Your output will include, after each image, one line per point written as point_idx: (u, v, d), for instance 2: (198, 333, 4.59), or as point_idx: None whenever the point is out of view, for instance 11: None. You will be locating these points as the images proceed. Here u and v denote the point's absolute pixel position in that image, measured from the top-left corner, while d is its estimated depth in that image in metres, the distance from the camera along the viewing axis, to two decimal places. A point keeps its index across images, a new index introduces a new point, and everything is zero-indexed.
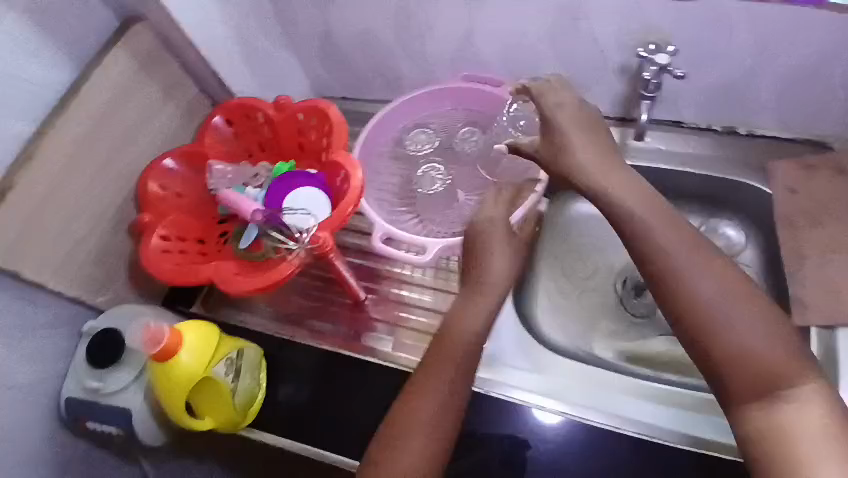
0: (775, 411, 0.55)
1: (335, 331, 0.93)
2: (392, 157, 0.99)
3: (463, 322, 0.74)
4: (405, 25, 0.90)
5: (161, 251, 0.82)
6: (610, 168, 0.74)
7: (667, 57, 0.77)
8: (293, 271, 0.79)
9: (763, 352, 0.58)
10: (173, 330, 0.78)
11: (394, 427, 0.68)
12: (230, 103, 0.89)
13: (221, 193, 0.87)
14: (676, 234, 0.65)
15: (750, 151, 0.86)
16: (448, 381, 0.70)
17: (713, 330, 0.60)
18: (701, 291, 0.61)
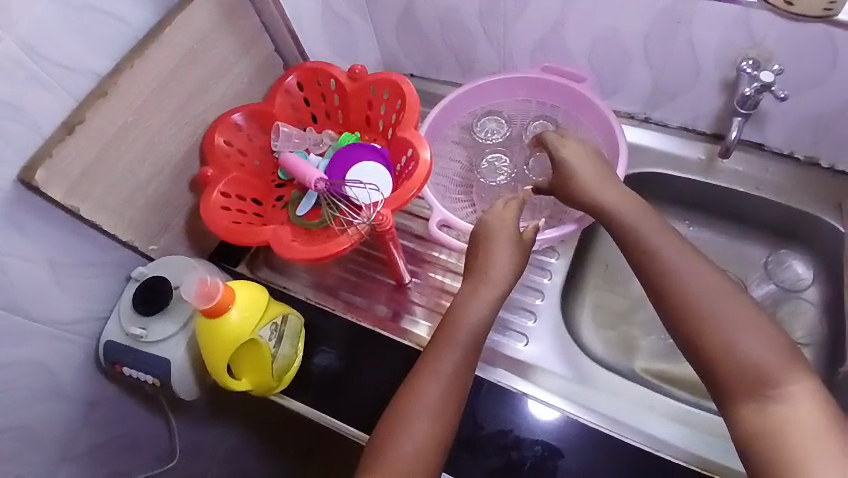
0: (769, 409, 0.58)
1: (369, 307, 0.91)
2: (457, 142, 0.99)
3: (472, 309, 0.74)
4: (493, 11, 0.89)
5: (220, 207, 0.79)
6: (613, 186, 0.78)
7: (771, 76, 0.76)
8: (349, 247, 0.73)
9: (757, 356, 0.60)
10: (226, 288, 0.75)
11: (396, 412, 0.68)
12: (304, 66, 0.85)
13: (284, 157, 0.84)
14: (671, 243, 0.69)
15: (825, 185, 0.89)
16: (456, 367, 0.70)
17: (705, 334, 0.63)
18: (697, 297, 0.64)
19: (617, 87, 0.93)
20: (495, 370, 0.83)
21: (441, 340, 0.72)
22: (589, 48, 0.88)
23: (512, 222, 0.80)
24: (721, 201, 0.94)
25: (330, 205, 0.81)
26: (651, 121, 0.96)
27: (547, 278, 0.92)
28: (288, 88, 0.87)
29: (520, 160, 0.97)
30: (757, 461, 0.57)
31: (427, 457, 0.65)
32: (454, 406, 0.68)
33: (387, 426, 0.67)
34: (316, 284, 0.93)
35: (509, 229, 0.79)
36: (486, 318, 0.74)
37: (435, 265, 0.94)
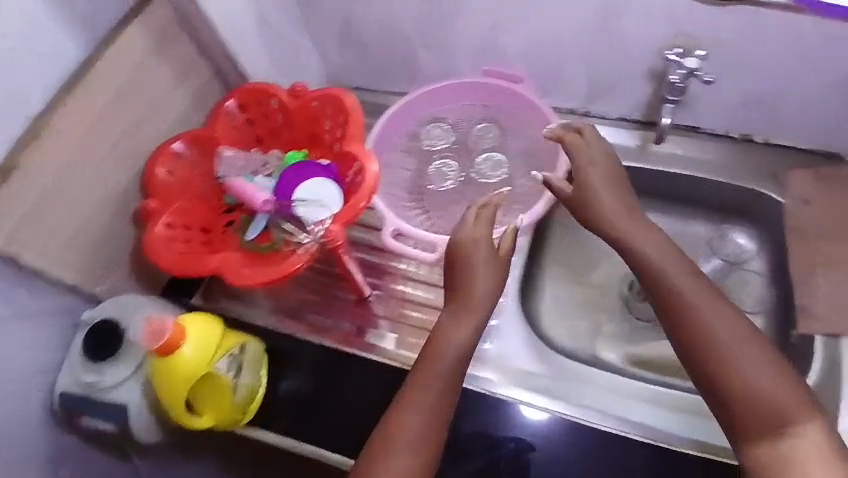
0: (781, 444, 0.58)
1: (335, 325, 0.90)
2: (405, 151, 0.98)
3: (459, 329, 0.71)
4: (430, 18, 0.89)
5: (165, 238, 0.77)
6: (617, 203, 0.75)
7: (696, 61, 0.80)
8: (306, 263, 0.73)
9: (773, 392, 0.59)
10: (175, 322, 0.74)
11: (377, 448, 0.65)
12: (245, 87, 0.84)
13: (231, 181, 0.82)
14: (681, 271, 0.67)
15: (762, 160, 0.92)
16: (438, 398, 0.67)
17: (720, 365, 0.61)
18: (713, 329, 0.63)
19: (558, 84, 0.94)
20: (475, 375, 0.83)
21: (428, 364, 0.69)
22: (528, 48, 0.89)
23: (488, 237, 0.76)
24: (667, 187, 0.96)
25: (277, 226, 0.79)
26: (592, 114, 0.97)
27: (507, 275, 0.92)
28: (229, 110, 0.85)
29: (468, 163, 0.98)
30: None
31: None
32: (439, 429, 0.66)
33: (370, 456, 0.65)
34: (275, 307, 0.91)
35: (483, 247, 0.74)
36: (473, 338, 0.71)
37: (397, 276, 0.93)
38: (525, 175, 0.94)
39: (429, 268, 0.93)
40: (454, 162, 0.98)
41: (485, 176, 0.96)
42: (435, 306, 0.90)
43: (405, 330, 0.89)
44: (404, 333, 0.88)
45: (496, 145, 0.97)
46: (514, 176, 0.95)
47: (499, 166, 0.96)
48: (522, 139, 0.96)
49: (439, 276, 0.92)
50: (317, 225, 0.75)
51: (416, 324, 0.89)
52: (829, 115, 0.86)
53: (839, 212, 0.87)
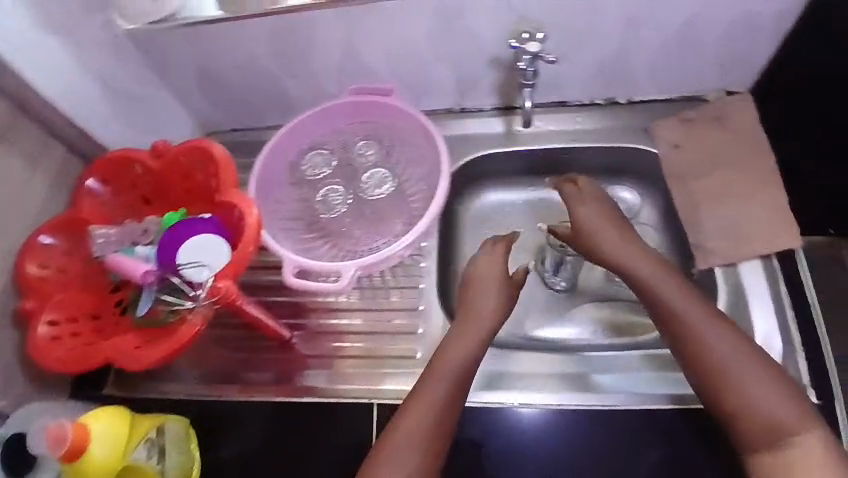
0: (785, 452, 0.70)
1: (271, 380, 0.87)
2: (291, 184, 0.95)
3: (454, 352, 0.79)
4: (283, 51, 0.87)
5: (50, 338, 0.75)
6: (627, 245, 0.83)
7: (537, 45, 0.81)
8: (198, 329, 0.71)
9: (776, 409, 0.71)
10: (75, 424, 0.69)
11: (392, 437, 0.74)
12: (101, 160, 0.81)
13: (108, 259, 0.77)
14: (685, 302, 0.77)
15: (632, 117, 0.97)
16: (444, 397, 0.75)
17: (729, 389, 0.73)
18: (719, 358, 0.74)
19: (427, 88, 0.95)
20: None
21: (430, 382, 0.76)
22: (386, 59, 0.89)
23: (495, 267, 0.86)
24: (554, 162, 1.00)
25: (162, 301, 0.76)
26: (468, 109, 0.99)
27: (423, 283, 0.92)
28: (93, 190, 0.82)
29: (354, 185, 0.96)
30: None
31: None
32: (435, 438, 0.74)
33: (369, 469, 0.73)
34: (205, 374, 0.89)
35: (499, 269, 0.86)
36: (468, 358, 0.78)
37: (316, 309, 0.92)
38: (415, 182, 0.94)
39: (349, 295, 0.93)
40: (341, 186, 0.97)
41: (374, 193, 0.95)
42: (362, 331, 0.90)
43: (344, 362, 0.88)
44: (343, 365, 0.88)
45: (379, 161, 0.97)
46: (403, 183, 0.95)
47: (385, 180, 0.96)
48: (407, 146, 0.95)
49: (359, 299, 0.92)
50: (201, 288, 0.72)
51: (348, 353, 0.88)
52: (682, 64, 0.90)
53: (708, 150, 0.93)
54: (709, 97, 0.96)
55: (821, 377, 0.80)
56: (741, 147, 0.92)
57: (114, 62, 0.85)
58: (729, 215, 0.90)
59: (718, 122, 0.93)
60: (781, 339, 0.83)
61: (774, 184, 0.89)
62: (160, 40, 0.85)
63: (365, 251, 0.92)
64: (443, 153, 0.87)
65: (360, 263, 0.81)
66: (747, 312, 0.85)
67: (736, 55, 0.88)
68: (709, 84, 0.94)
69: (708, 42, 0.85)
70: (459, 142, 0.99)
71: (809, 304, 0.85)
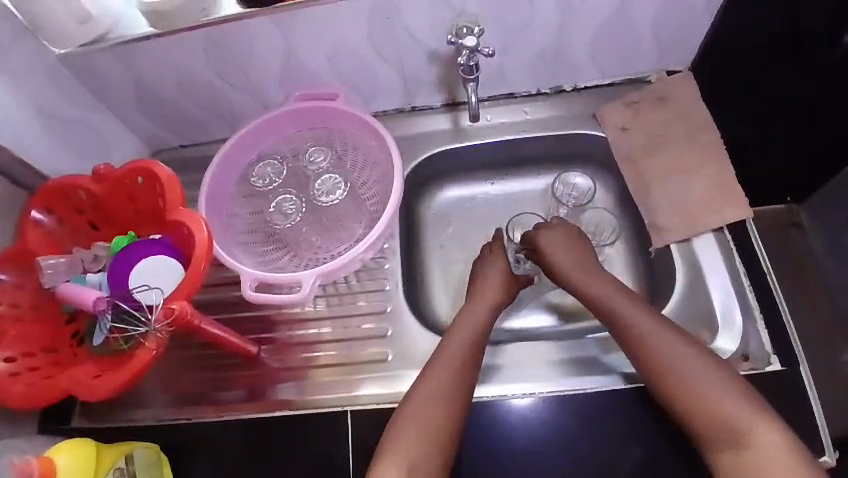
0: (745, 452, 0.70)
1: (243, 397, 0.87)
2: (244, 197, 0.95)
3: (469, 319, 0.85)
4: (222, 63, 0.87)
5: (9, 374, 0.72)
6: (586, 267, 0.89)
7: (475, 39, 0.81)
8: (154, 353, 0.70)
9: (732, 410, 0.72)
10: (40, 459, 0.66)
11: (416, 392, 0.78)
12: (44, 188, 0.79)
13: (60, 289, 0.77)
14: (637, 314, 0.80)
15: (579, 104, 0.98)
16: (463, 354, 0.81)
17: (683, 394, 0.74)
18: (671, 363, 0.76)
19: (374, 89, 0.95)
20: (410, 378, 0.85)
21: (436, 373, 0.79)
22: (329, 64, 0.89)
23: (497, 260, 0.92)
24: (508, 154, 1.01)
25: (118, 330, 0.75)
26: (419, 107, 0.99)
27: (388, 285, 0.92)
28: (38, 220, 0.80)
29: (307, 193, 0.95)
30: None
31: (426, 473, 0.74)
32: (448, 421, 0.76)
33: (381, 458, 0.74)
34: (175, 397, 0.88)
35: (501, 261, 0.92)
36: (472, 335, 0.83)
37: (282, 321, 0.92)
38: (370, 185, 0.94)
39: (315, 303, 0.92)
40: (294, 195, 0.95)
41: (331, 199, 0.93)
42: (331, 339, 0.89)
43: (318, 372, 0.87)
44: (318, 375, 0.87)
45: (332, 166, 0.95)
46: (357, 186, 0.95)
47: (337, 186, 0.94)
48: (359, 149, 0.95)
49: (326, 307, 0.92)
50: (155, 312, 0.71)
51: (320, 363, 0.88)
52: (621, 48, 0.91)
53: (655, 130, 0.95)
54: (651, 78, 0.97)
55: (782, 344, 0.82)
56: (686, 125, 0.94)
57: (49, 86, 0.83)
58: (680, 192, 0.91)
59: (662, 102, 0.95)
60: (740, 311, 0.85)
61: (720, 159, 0.91)
62: (96, 60, 0.84)
63: (325, 257, 0.92)
64: (396, 154, 0.87)
65: (320, 271, 0.81)
66: (704, 288, 0.87)
67: (673, 36, 0.90)
68: (649, 66, 0.96)
69: (641, 25, 0.87)
70: (412, 142, 0.99)
71: (765, 273, 0.87)
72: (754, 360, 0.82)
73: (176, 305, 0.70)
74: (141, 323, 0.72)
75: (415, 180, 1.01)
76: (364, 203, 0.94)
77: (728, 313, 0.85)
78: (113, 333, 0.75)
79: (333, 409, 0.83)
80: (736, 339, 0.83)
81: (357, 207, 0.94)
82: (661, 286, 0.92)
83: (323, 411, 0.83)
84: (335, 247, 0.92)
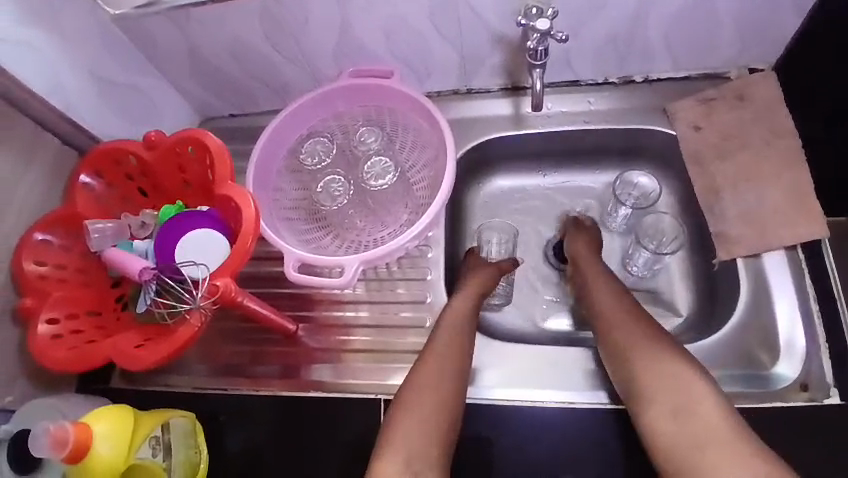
0: (682, 423, 0.67)
1: (276, 374, 0.86)
2: (292, 172, 0.93)
3: (454, 317, 0.81)
4: (277, 33, 0.84)
5: (52, 336, 0.74)
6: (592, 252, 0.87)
7: (547, 22, 0.75)
8: (197, 330, 0.69)
9: (682, 386, 0.69)
10: (76, 425, 0.67)
11: (403, 406, 0.72)
12: (95, 151, 0.79)
13: (106, 253, 0.78)
14: (610, 302, 0.79)
15: (647, 97, 0.92)
16: (450, 365, 0.76)
17: (635, 370, 0.72)
18: (625, 339, 0.74)
19: (429, 68, 0.91)
20: None
21: (429, 363, 0.76)
22: (385, 39, 0.85)
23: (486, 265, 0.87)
24: (564, 143, 0.96)
25: (163, 301, 0.75)
26: (475, 90, 0.95)
27: (430, 274, 0.90)
28: (86, 183, 0.81)
29: (354, 173, 0.93)
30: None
31: (427, 464, 0.68)
32: (447, 411, 0.72)
33: (383, 452, 0.68)
34: (214, 369, 0.88)
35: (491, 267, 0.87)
36: (460, 338, 0.79)
37: (321, 300, 0.91)
38: (419, 168, 0.91)
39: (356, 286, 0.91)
40: (342, 176, 0.93)
41: (381, 183, 0.90)
42: (368, 324, 0.88)
43: (351, 356, 0.86)
44: (351, 359, 0.86)
45: (381, 149, 0.93)
46: (405, 170, 0.92)
47: (387, 171, 0.91)
48: (410, 130, 0.91)
49: (365, 291, 0.90)
50: (200, 288, 0.70)
51: (354, 347, 0.86)
52: (700, 39, 0.84)
53: (729, 132, 0.88)
54: (730, 74, 0.90)
55: (845, 378, 0.76)
56: (764, 128, 0.87)
57: (102, 48, 0.83)
58: (751, 202, 0.85)
59: (741, 101, 0.88)
60: (804, 337, 0.80)
61: (801, 169, 0.84)
62: (148, 22, 0.83)
63: (368, 241, 0.90)
64: (450, 143, 0.83)
65: (364, 257, 0.79)
66: (770, 308, 0.82)
67: (760, 30, 0.82)
68: (729, 61, 0.89)
69: (726, 16, 0.80)
70: (466, 126, 0.95)
71: (835, 299, 0.80)
72: (812, 390, 0.77)
73: (220, 282, 0.69)
74: (184, 298, 0.72)
75: (466, 167, 0.97)
76: (412, 187, 0.91)
77: (794, 339, 0.80)
78: (157, 304, 0.76)
79: (363, 397, 0.82)
80: (796, 367, 0.78)
81: (403, 191, 0.91)
82: (721, 300, 0.87)
83: (353, 397, 0.82)
84: (380, 232, 0.90)
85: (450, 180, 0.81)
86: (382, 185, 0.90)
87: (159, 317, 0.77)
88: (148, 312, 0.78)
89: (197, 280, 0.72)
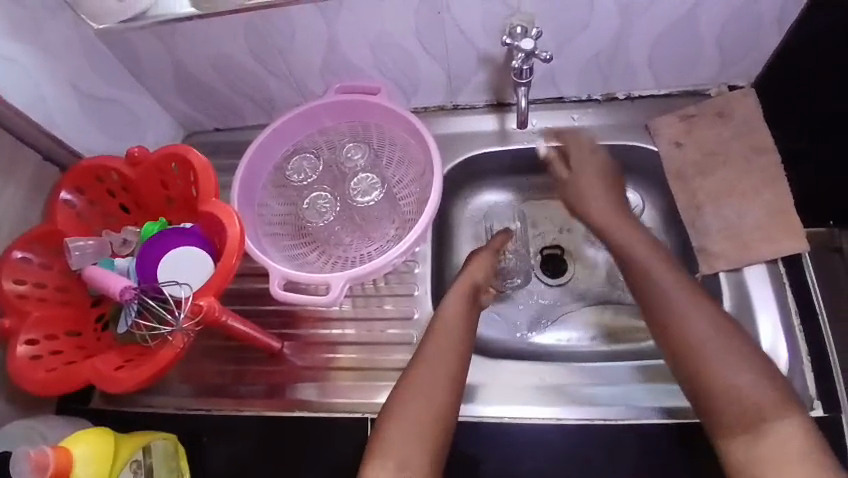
0: (756, 439, 0.67)
1: (261, 394, 0.85)
2: (277, 188, 0.93)
3: (452, 321, 0.79)
4: (262, 48, 0.84)
5: (31, 357, 0.72)
6: (618, 216, 0.85)
7: (531, 42, 0.76)
8: (179, 351, 0.68)
9: (757, 399, 0.68)
10: (57, 450, 0.66)
11: (392, 418, 0.72)
12: (76, 167, 0.77)
13: (87, 270, 0.76)
14: (677, 288, 0.76)
15: (630, 114, 0.94)
16: (449, 370, 0.75)
17: (704, 373, 0.70)
18: (707, 355, 0.71)
19: (415, 85, 0.92)
20: None
21: (423, 371, 0.75)
22: (372, 55, 0.85)
23: (484, 253, 0.88)
24: None
25: (145, 321, 0.74)
26: (460, 106, 0.96)
27: (417, 290, 0.89)
28: (67, 200, 0.79)
29: (339, 190, 0.92)
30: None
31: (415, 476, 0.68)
32: (438, 419, 0.72)
33: (373, 461, 0.69)
34: (196, 389, 0.87)
35: (488, 256, 0.88)
36: (457, 345, 0.78)
37: (307, 318, 0.90)
38: (406, 184, 0.92)
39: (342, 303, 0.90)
40: (329, 193, 0.91)
41: (367, 200, 0.90)
42: (354, 341, 0.87)
43: (338, 374, 0.85)
44: (337, 378, 0.85)
45: (367, 166, 0.92)
46: (392, 185, 0.92)
47: (373, 187, 0.90)
48: (396, 145, 0.92)
49: (351, 308, 0.89)
50: (182, 309, 0.69)
51: (341, 365, 0.85)
52: (682, 57, 0.86)
53: (711, 148, 0.90)
54: (709, 91, 0.92)
55: (828, 391, 0.77)
56: (744, 145, 0.88)
57: (85, 62, 0.82)
58: (732, 217, 0.87)
59: (721, 118, 0.90)
60: (786, 351, 0.81)
61: (781, 185, 0.86)
62: (132, 38, 0.82)
63: (354, 258, 0.90)
64: (436, 158, 0.83)
65: (351, 275, 0.78)
66: (752, 322, 0.83)
67: (738, 49, 0.84)
68: (709, 79, 0.91)
69: (705, 35, 0.82)
70: (451, 142, 0.96)
71: (817, 313, 0.82)
72: None
73: (203, 302, 0.68)
74: (167, 319, 0.71)
75: (452, 182, 0.97)
76: (398, 202, 0.91)
77: (777, 352, 0.81)
78: (138, 325, 0.74)
79: (351, 416, 0.81)
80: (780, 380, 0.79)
81: (388, 207, 0.91)
82: None
83: (340, 416, 0.81)
84: (366, 248, 0.90)
85: (437, 194, 0.81)
86: (368, 200, 0.90)
87: (140, 338, 0.75)
88: (128, 332, 0.77)
89: (181, 300, 0.71)
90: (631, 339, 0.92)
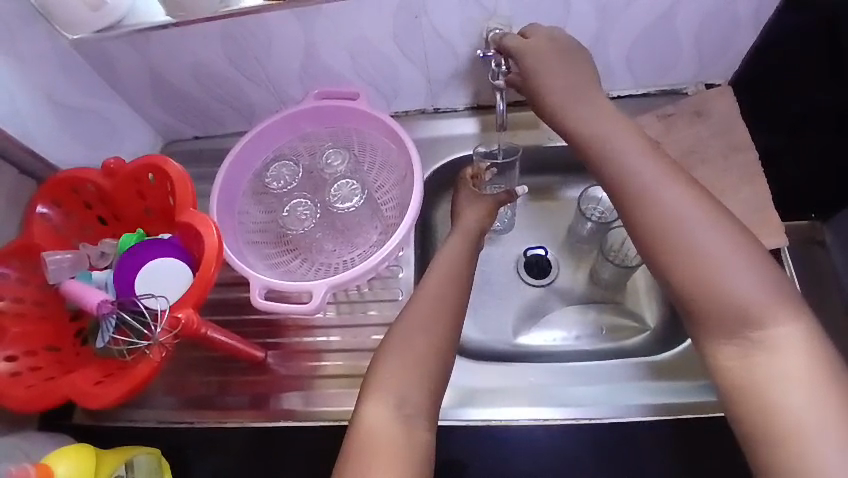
0: (755, 358, 0.56)
1: (244, 404, 0.84)
2: (257, 196, 0.92)
3: (448, 257, 0.81)
4: (239, 55, 0.83)
5: (10, 374, 0.70)
6: (577, 95, 0.74)
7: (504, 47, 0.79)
8: (157, 365, 0.67)
9: (750, 301, 0.57)
10: (38, 466, 0.65)
11: (390, 347, 0.70)
12: (52, 180, 0.76)
13: (64, 286, 0.75)
14: (649, 169, 0.64)
15: None
16: (449, 304, 0.75)
17: (687, 267, 0.59)
18: (682, 244, 0.60)
19: (395, 89, 0.92)
20: None
21: (424, 306, 0.74)
22: (351, 61, 0.85)
23: (482, 199, 0.89)
24: (533, 157, 0.97)
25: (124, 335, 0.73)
26: (441, 110, 0.96)
27: (401, 295, 0.89)
28: (43, 214, 0.77)
29: (321, 197, 0.92)
30: (745, 432, 0.55)
31: (416, 411, 0.66)
32: (438, 354, 0.70)
33: (370, 395, 0.66)
34: (182, 400, 0.86)
35: (484, 201, 0.89)
36: (456, 279, 0.78)
37: (292, 326, 0.89)
38: (387, 188, 0.91)
39: (326, 310, 0.90)
40: (309, 200, 0.92)
41: (349, 206, 0.89)
42: (340, 348, 0.86)
43: (324, 382, 0.84)
44: (324, 385, 0.84)
45: (347, 171, 0.92)
46: (373, 190, 0.92)
47: (354, 193, 0.90)
48: (378, 151, 0.91)
49: (336, 315, 0.89)
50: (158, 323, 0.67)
51: (328, 373, 0.85)
52: (659, 57, 0.87)
53: (690, 147, 0.90)
54: (688, 90, 0.94)
55: None
56: (723, 143, 0.89)
57: (61, 72, 0.81)
58: None
59: (699, 117, 0.91)
60: None
61: (759, 183, 0.86)
62: (107, 47, 0.80)
63: (337, 264, 0.89)
64: (416, 162, 0.83)
65: (333, 281, 0.77)
66: None
67: (715, 49, 0.85)
68: (685, 78, 0.92)
69: (682, 35, 0.82)
70: (433, 145, 0.96)
71: None
72: None
73: (181, 314, 0.67)
74: (146, 333, 0.70)
75: (435, 184, 0.97)
76: (379, 206, 0.91)
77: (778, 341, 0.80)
78: (116, 339, 0.74)
79: (337, 424, 0.80)
80: None
81: (369, 213, 0.91)
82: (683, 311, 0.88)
83: (326, 425, 0.81)
84: (352, 251, 0.90)
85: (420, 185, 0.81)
86: (346, 203, 0.89)
87: (119, 353, 0.74)
88: (108, 348, 0.75)
89: (158, 314, 0.70)
90: (616, 337, 0.92)
